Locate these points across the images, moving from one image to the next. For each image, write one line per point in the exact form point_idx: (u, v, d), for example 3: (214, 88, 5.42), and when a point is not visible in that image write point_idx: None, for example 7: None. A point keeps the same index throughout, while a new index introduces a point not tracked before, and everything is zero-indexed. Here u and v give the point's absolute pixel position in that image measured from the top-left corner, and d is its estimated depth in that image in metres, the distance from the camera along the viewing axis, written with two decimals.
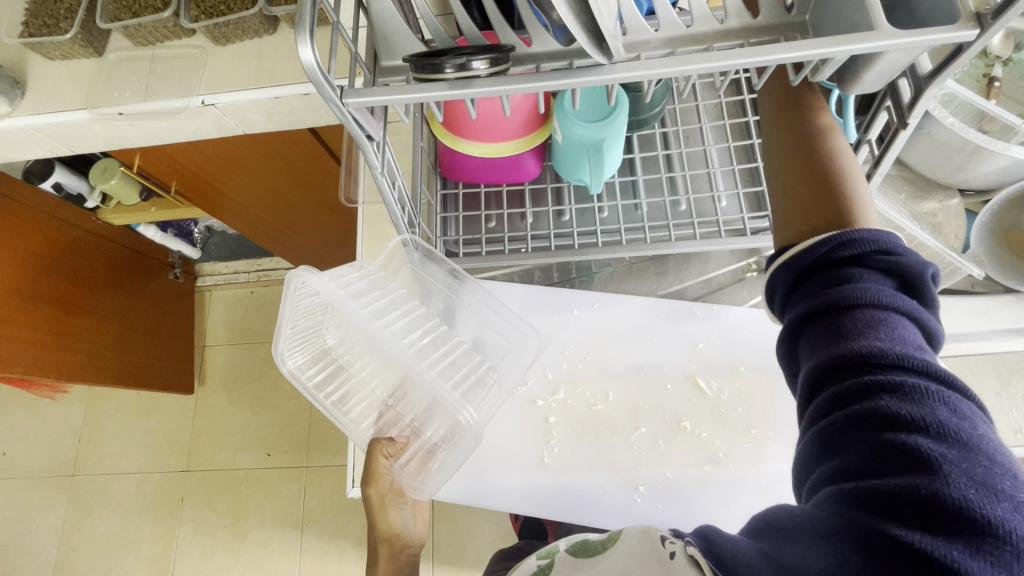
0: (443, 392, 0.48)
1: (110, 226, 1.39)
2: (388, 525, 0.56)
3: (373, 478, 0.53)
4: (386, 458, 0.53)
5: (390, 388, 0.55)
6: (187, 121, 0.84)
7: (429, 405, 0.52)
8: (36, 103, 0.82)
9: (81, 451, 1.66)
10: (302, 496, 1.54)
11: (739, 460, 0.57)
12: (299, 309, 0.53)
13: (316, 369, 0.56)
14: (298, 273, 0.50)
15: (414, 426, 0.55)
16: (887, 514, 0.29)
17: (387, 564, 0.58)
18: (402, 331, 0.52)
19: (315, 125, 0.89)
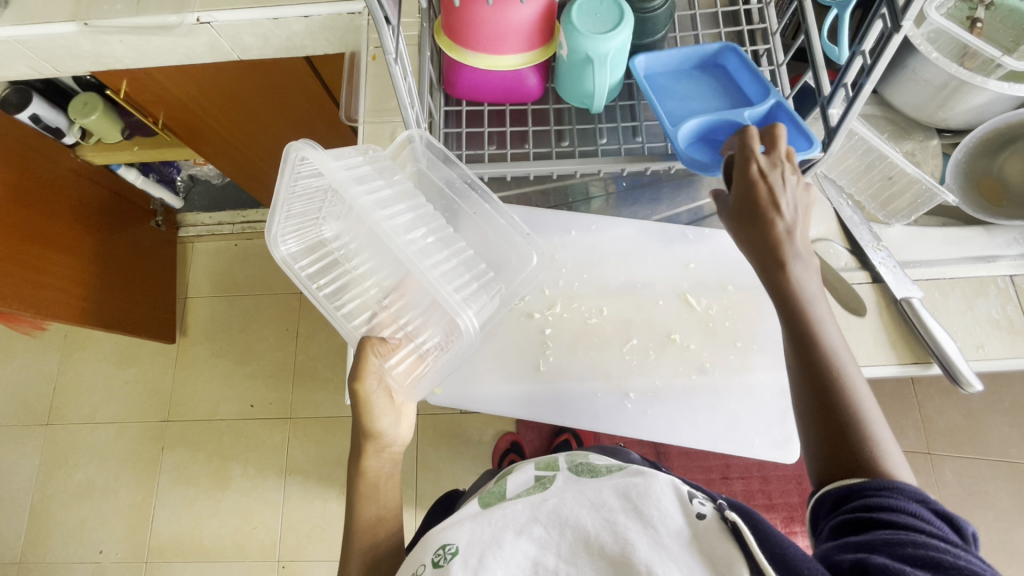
0: (444, 295, 0.49)
1: (90, 165, 1.35)
2: (371, 424, 0.55)
3: (361, 375, 0.52)
4: (377, 357, 0.53)
5: (387, 286, 0.55)
6: (180, 40, 0.83)
7: (428, 309, 0.52)
8: (20, 12, 0.79)
9: (56, 399, 1.63)
10: (286, 446, 1.55)
11: (724, 369, 0.60)
12: (295, 191, 0.52)
13: (309, 260, 0.56)
14: (299, 147, 0.47)
15: (408, 330, 0.56)
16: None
17: (371, 460, 0.58)
18: (405, 228, 0.51)
19: (312, 52, 0.88)
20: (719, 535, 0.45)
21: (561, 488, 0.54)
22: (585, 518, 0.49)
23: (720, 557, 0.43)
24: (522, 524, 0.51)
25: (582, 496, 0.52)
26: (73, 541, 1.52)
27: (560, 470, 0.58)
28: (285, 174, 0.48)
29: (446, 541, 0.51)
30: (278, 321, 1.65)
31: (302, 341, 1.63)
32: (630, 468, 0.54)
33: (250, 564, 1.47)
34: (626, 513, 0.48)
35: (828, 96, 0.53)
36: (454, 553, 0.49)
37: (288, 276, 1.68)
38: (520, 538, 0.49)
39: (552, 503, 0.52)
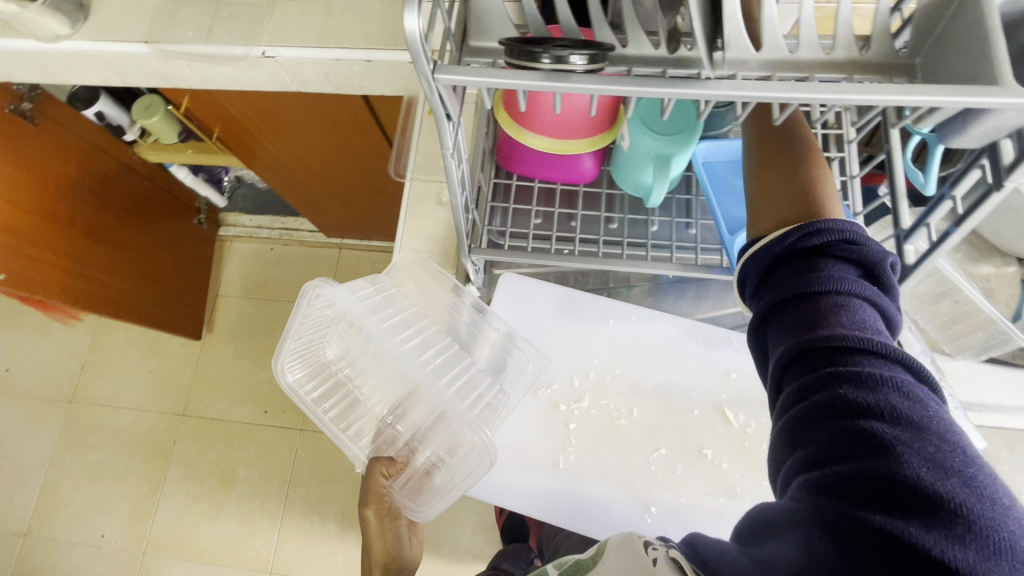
0: (460, 413, 0.47)
1: (145, 162, 1.39)
2: (381, 546, 0.51)
3: (372, 496, 0.50)
4: (385, 477, 0.50)
5: (393, 404, 0.54)
6: (244, 70, 0.84)
7: (440, 427, 0.51)
8: (98, 30, 0.81)
9: (82, 378, 1.67)
10: (293, 458, 1.55)
11: (756, 496, 0.56)
12: (305, 321, 0.53)
13: (315, 384, 0.55)
14: (316, 285, 0.49)
15: (414, 445, 0.54)
16: (861, 504, 0.30)
17: None
18: (416, 345, 0.51)
19: (369, 93, 0.88)
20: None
21: None
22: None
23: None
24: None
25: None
26: (78, 521, 1.55)
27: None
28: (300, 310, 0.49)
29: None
30: None
31: None
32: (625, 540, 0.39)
33: (242, 572, 1.46)
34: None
35: (907, 230, 0.49)
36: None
37: None
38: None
39: None
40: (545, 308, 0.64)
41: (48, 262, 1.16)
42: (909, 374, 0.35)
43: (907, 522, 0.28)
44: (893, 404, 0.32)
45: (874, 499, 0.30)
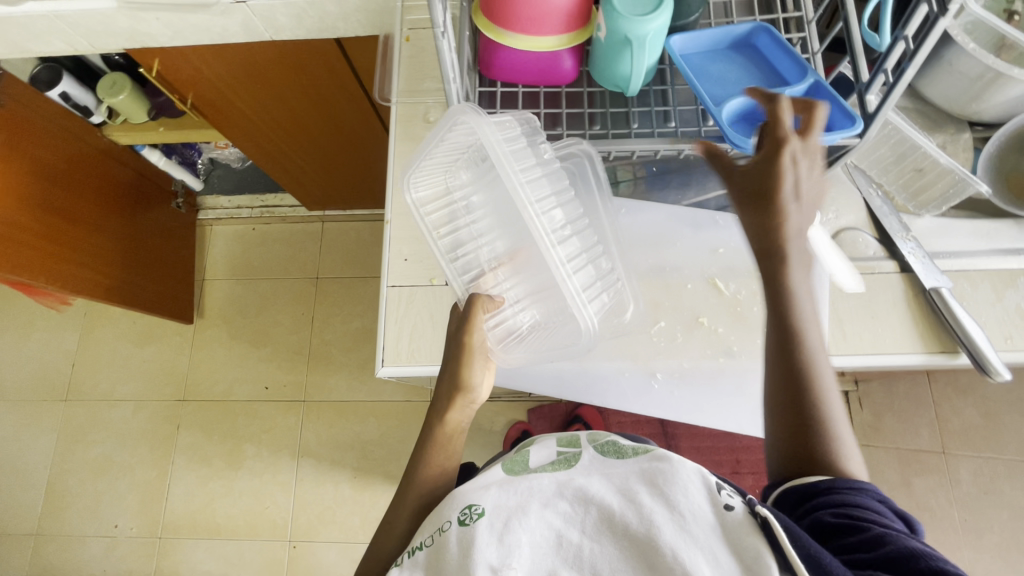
0: (570, 290, 0.55)
1: (116, 146, 1.37)
2: (467, 375, 0.57)
3: (471, 329, 0.56)
4: (484, 313, 0.57)
5: (499, 252, 0.59)
6: (216, 19, 0.84)
7: (541, 288, 0.58)
8: None
9: (75, 375, 1.65)
10: (300, 429, 1.56)
11: (752, 353, 0.61)
12: (444, 143, 0.56)
13: (436, 206, 0.59)
14: (462, 110, 0.51)
15: (506, 292, 0.60)
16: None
17: (454, 414, 0.64)
18: (548, 206, 0.55)
19: (343, 35, 0.89)
20: (746, 527, 0.44)
21: (587, 469, 0.56)
22: (610, 498, 0.50)
23: (748, 549, 0.43)
24: (548, 497, 0.53)
25: (608, 479, 0.53)
26: (89, 515, 1.55)
27: (587, 449, 0.61)
28: (445, 127, 0.52)
29: (473, 502, 0.54)
30: (294, 305, 1.67)
31: (318, 326, 1.65)
32: (656, 452, 0.55)
33: (261, 543, 1.49)
34: (654, 498, 0.49)
35: (867, 82, 0.54)
36: (480, 514, 0.52)
37: (306, 262, 1.70)
38: (545, 510, 0.52)
39: (577, 484, 0.54)
40: None
41: (33, 248, 1.16)
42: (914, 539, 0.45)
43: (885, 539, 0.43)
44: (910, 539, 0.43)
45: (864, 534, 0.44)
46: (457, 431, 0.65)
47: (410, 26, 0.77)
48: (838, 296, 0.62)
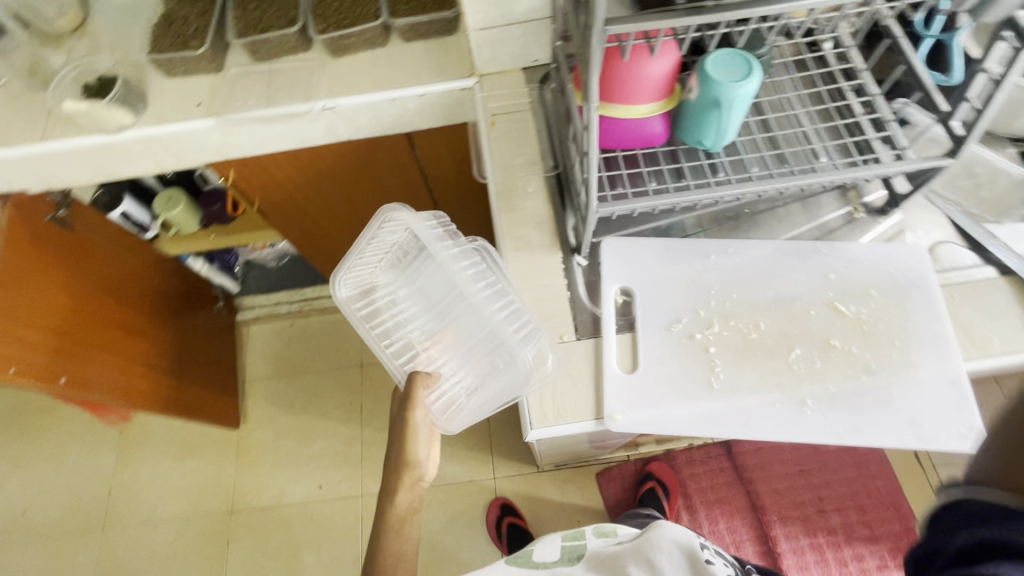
0: (501, 331, 0.66)
1: (166, 256, 1.40)
2: (412, 454, 0.65)
3: (413, 404, 0.65)
4: (423, 389, 0.66)
5: (428, 334, 0.71)
6: (303, 125, 0.91)
7: (468, 352, 0.69)
8: (158, 115, 0.87)
9: (111, 501, 1.56)
10: (361, 527, 1.48)
11: (891, 369, 0.63)
12: (374, 243, 0.71)
13: (362, 302, 0.72)
14: (394, 208, 0.68)
15: (441, 368, 0.70)
16: None
17: (402, 495, 0.67)
18: (471, 274, 0.69)
19: (416, 128, 0.96)
20: None
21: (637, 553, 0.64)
22: None
23: None
24: None
25: None
26: None
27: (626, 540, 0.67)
28: (377, 224, 0.68)
29: None
30: (341, 396, 1.64)
31: (367, 414, 1.61)
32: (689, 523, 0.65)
33: None
34: None
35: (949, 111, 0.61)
36: None
37: (349, 350, 1.69)
38: None
39: None
40: (650, 257, 0.71)
41: (100, 363, 1.15)
42: None
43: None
44: None
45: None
46: (410, 509, 0.68)
47: (492, 113, 0.84)
48: (953, 304, 0.66)
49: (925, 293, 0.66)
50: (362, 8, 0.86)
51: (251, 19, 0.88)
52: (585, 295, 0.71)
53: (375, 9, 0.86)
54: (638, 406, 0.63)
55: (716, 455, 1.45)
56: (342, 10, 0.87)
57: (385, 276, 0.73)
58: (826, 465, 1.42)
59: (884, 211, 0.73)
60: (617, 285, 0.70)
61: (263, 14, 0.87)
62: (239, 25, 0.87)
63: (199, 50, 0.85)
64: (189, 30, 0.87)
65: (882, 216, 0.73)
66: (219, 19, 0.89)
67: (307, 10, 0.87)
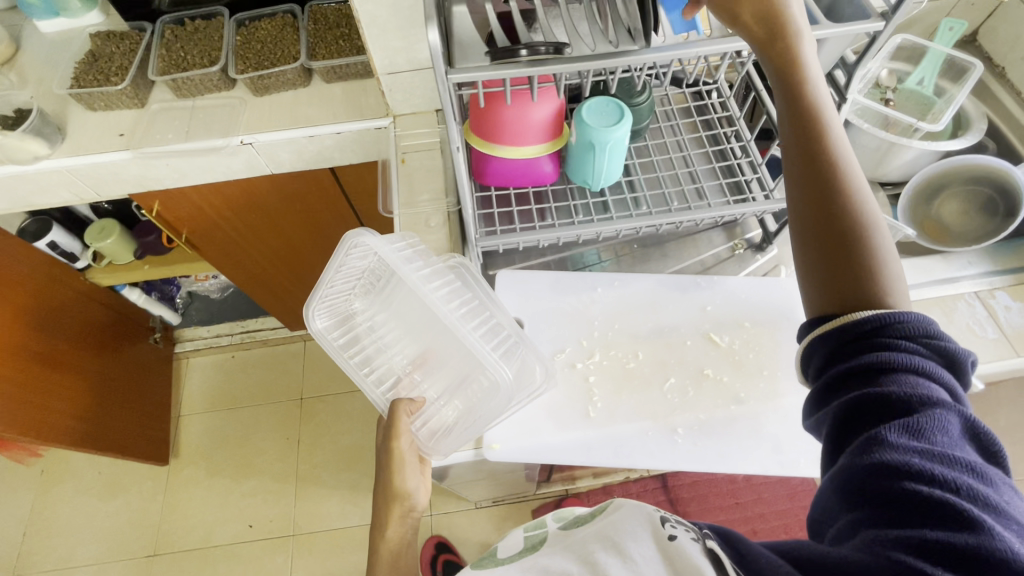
0: (479, 351, 0.60)
1: (99, 287, 1.38)
2: (401, 483, 0.62)
3: (396, 432, 0.61)
4: (407, 416, 0.62)
5: (410, 358, 0.68)
6: (222, 159, 0.93)
7: (449, 375, 0.65)
8: (75, 147, 0.89)
9: (26, 543, 1.47)
10: (290, 568, 1.42)
11: (759, 397, 0.66)
12: (343, 271, 0.66)
13: (340, 332, 0.68)
14: (357, 235, 0.62)
15: (425, 391, 0.67)
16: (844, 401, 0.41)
17: (394, 525, 0.64)
18: (443, 293, 0.64)
19: (339, 164, 0.99)
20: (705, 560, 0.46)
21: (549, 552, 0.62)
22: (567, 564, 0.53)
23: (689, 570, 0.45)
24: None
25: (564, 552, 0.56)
26: None
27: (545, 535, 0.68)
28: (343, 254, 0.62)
29: None
30: (279, 430, 1.60)
31: (305, 449, 1.57)
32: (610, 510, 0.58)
33: None
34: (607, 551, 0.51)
35: None
36: None
37: (290, 382, 1.67)
38: None
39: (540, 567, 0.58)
40: (540, 290, 0.74)
41: (12, 398, 1.12)
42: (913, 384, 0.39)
43: (910, 431, 0.37)
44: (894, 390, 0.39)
45: (883, 403, 0.39)
46: (401, 542, 0.65)
47: (403, 151, 0.88)
48: None
49: (792, 325, 0.70)
50: (283, 51, 0.91)
51: (175, 58, 0.91)
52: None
53: (296, 52, 0.90)
54: (516, 435, 0.65)
55: (653, 488, 1.46)
56: (264, 52, 0.91)
57: (359, 302, 0.69)
58: (760, 497, 1.43)
59: (761, 247, 0.78)
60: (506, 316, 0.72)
61: (189, 55, 0.91)
62: (166, 66, 0.90)
63: (121, 87, 0.87)
64: (114, 69, 0.90)
65: (760, 252, 0.78)
66: (145, 58, 0.91)
67: (230, 52, 0.91)
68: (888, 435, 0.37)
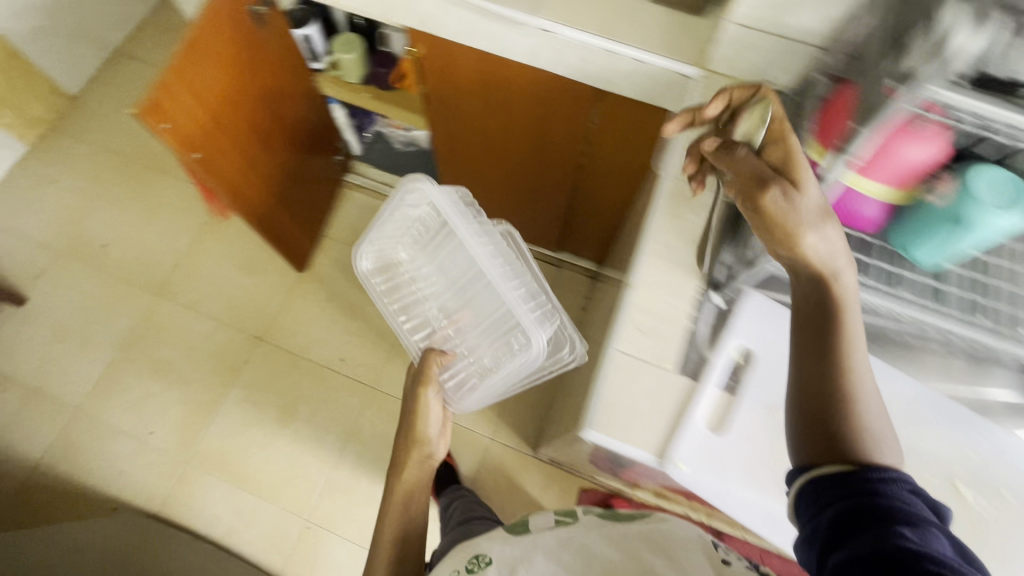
0: (516, 306, 0.98)
1: (316, 90, 1.44)
2: (423, 431, 0.97)
3: (426, 380, 0.96)
4: (435, 364, 0.98)
5: (450, 317, 1.12)
6: (512, 35, 0.88)
7: (485, 329, 1.08)
8: None
9: (173, 274, 1.69)
10: (358, 412, 1.54)
11: None
12: (389, 223, 1.08)
13: (381, 277, 1.15)
14: (419, 179, 0.98)
15: (463, 350, 1.10)
16: (832, 510, 0.50)
17: (411, 471, 0.98)
18: (487, 252, 1.02)
19: (612, 90, 0.92)
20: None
21: (590, 526, 0.68)
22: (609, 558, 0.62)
23: None
24: (553, 550, 0.65)
25: (607, 536, 0.66)
26: (130, 411, 1.54)
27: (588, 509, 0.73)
28: (398, 195, 1.00)
29: (478, 554, 0.70)
30: None
31: None
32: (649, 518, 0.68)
33: (277, 508, 1.45)
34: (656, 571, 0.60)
35: None
36: (485, 563, 0.67)
37: None
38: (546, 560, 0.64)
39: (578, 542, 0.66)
40: (784, 338, 0.74)
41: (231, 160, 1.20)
42: (890, 493, 0.49)
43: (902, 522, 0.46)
44: (879, 498, 0.49)
45: (863, 512, 0.48)
46: (416, 483, 0.98)
47: (702, 113, 0.80)
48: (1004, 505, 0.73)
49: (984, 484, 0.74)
50: None
51: None
52: (706, 335, 0.76)
53: None
54: (709, 470, 0.70)
55: None
56: None
57: (407, 247, 1.15)
58: None
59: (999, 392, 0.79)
60: (741, 345, 0.74)
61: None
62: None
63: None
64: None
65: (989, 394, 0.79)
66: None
67: None
68: (889, 534, 0.45)
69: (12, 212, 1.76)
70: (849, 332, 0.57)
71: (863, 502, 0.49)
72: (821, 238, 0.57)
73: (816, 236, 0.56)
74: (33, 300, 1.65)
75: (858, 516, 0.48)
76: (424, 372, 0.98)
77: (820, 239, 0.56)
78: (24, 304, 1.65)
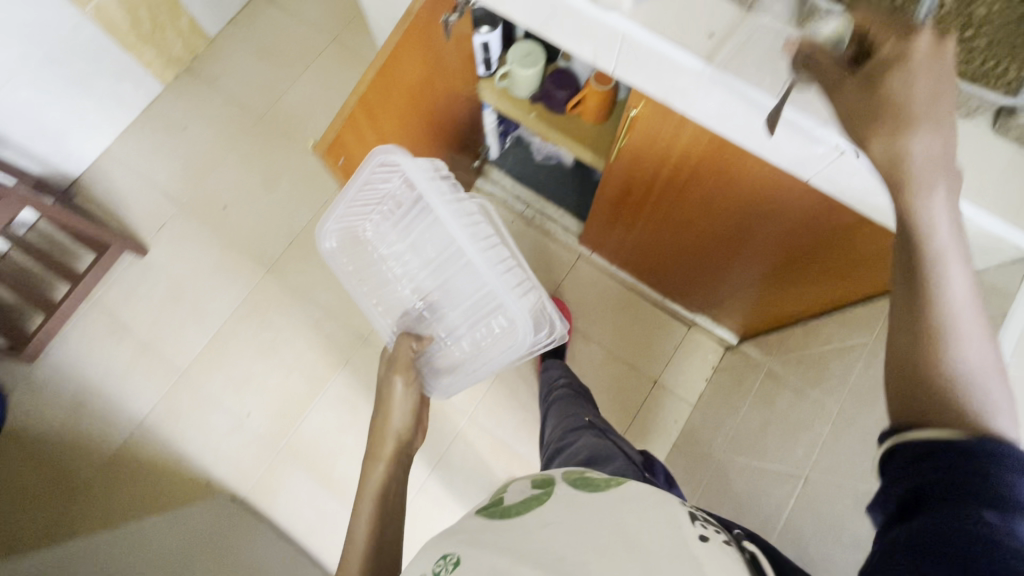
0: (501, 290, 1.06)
1: (474, 94, 1.28)
2: (391, 415, 0.99)
3: (398, 367, 1.02)
4: (411, 345, 1.06)
5: (422, 290, 1.18)
6: (783, 140, 0.69)
7: (465, 310, 1.16)
8: (653, 16, 0.68)
9: (287, 252, 1.65)
10: (451, 439, 1.50)
11: None
12: (366, 192, 1.04)
13: (351, 253, 1.15)
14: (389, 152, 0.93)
15: (448, 333, 1.17)
16: (930, 530, 0.40)
17: (386, 434, 0.97)
18: (474, 237, 1.06)
19: (885, 225, 0.72)
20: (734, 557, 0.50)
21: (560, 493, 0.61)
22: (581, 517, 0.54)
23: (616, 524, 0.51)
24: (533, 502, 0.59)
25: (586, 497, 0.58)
26: (232, 387, 1.54)
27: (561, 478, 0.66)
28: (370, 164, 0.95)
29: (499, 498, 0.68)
30: None
31: None
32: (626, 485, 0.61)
33: None
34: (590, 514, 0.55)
35: None
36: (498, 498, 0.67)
37: (543, 284, 1.59)
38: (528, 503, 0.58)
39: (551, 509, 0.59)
40: None
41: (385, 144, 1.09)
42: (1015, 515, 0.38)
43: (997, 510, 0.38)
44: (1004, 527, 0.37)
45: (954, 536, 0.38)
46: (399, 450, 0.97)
47: None
48: None
49: None
50: None
51: None
52: None
53: None
54: None
55: None
56: None
57: (379, 225, 1.14)
58: None
59: None
60: None
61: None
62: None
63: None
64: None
65: None
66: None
67: None
68: (967, 523, 0.38)
69: (142, 155, 1.75)
70: (934, 282, 0.47)
71: (947, 496, 0.41)
72: (924, 148, 0.45)
73: (918, 187, 0.46)
74: (153, 254, 1.67)
75: (942, 514, 0.40)
76: (400, 364, 1.03)
77: (932, 203, 0.46)
78: (145, 255, 1.66)
